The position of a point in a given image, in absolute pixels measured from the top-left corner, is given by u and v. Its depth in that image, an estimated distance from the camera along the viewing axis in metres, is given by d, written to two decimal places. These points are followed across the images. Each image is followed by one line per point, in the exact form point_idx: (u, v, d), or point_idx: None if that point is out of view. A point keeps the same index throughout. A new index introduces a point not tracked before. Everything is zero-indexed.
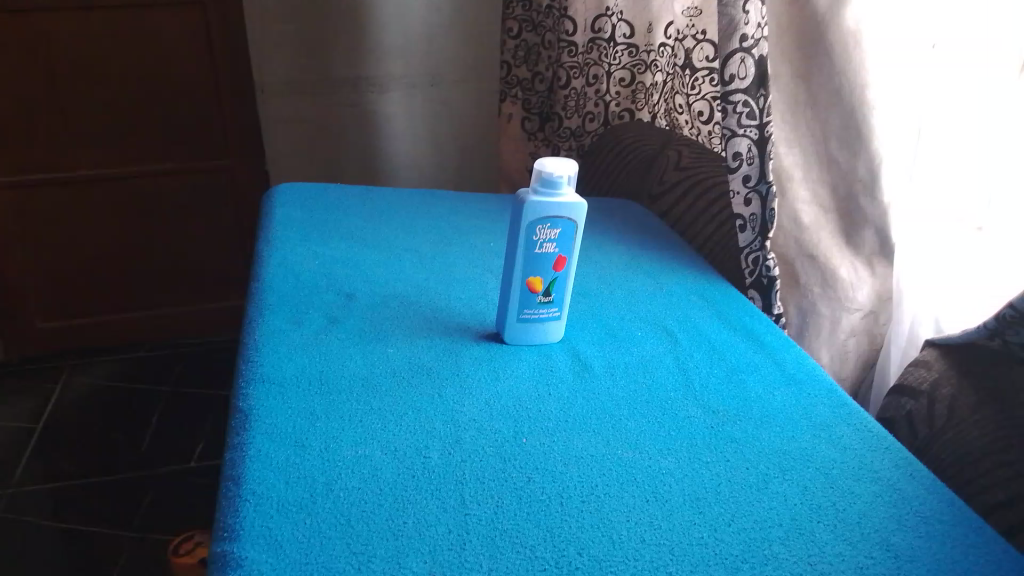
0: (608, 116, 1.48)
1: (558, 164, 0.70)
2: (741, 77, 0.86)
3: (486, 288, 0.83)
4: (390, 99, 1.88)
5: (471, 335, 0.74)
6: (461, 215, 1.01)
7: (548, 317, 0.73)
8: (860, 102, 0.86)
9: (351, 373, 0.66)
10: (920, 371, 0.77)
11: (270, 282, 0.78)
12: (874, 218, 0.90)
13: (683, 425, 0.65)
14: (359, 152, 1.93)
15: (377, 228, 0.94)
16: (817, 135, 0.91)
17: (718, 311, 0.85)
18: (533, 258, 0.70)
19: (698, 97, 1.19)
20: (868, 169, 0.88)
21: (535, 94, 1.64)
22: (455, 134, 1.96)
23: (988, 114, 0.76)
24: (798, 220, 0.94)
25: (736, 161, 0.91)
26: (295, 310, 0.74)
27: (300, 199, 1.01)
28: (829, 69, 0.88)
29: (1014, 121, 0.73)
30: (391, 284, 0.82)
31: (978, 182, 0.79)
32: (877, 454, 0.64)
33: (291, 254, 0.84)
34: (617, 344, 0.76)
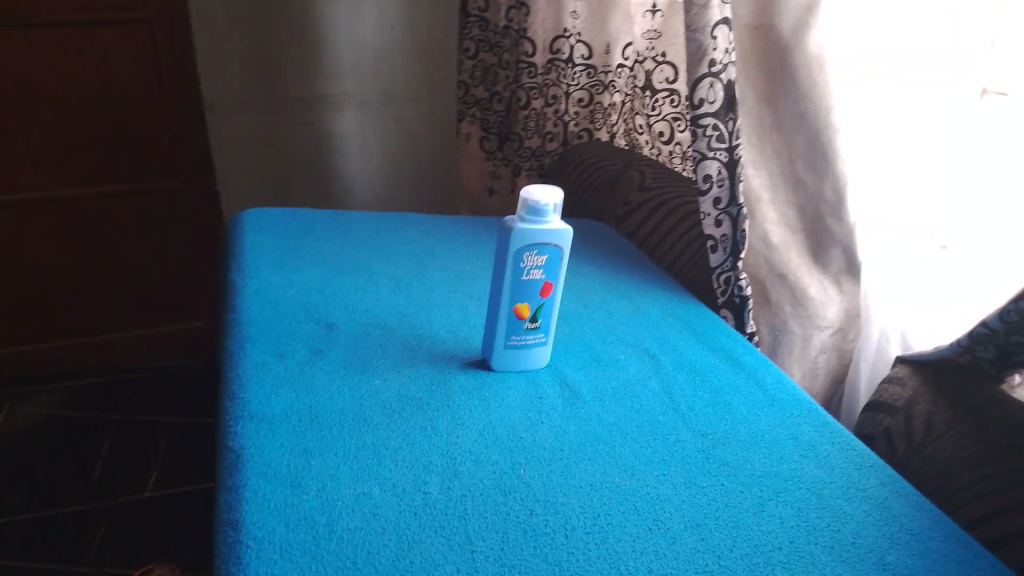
0: (567, 136, 1.51)
1: (543, 191, 0.69)
2: (711, 101, 0.88)
3: (467, 312, 0.82)
4: (344, 117, 1.88)
5: (456, 363, 0.74)
6: (434, 239, 1.01)
7: (535, 342, 0.73)
8: (826, 124, 0.88)
9: (341, 408, 0.65)
10: (895, 388, 0.80)
11: (248, 313, 0.76)
12: (841, 237, 0.93)
13: (675, 449, 0.66)
14: (313, 169, 1.91)
15: (350, 254, 0.93)
16: (783, 158, 0.92)
17: (695, 331, 0.86)
18: (521, 286, 0.70)
19: (658, 118, 1.21)
20: (834, 190, 0.91)
21: (493, 113, 1.64)
22: (409, 152, 1.97)
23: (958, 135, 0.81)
24: (769, 240, 0.94)
25: (707, 184, 0.92)
26: (278, 342, 0.72)
27: (268, 224, 0.99)
28: (796, 93, 0.89)
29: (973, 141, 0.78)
30: (371, 312, 0.80)
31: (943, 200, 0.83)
32: (864, 473, 0.66)
33: (267, 283, 0.83)
34: (602, 369, 0.77)
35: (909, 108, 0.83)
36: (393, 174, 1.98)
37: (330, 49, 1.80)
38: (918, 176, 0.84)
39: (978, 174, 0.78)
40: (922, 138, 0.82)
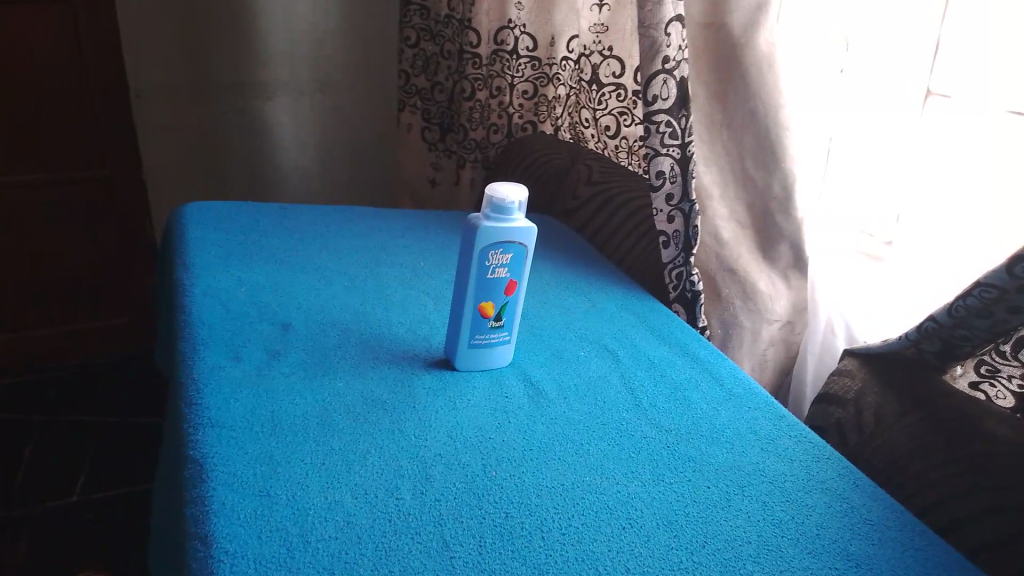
0: (511, 128, 1.48)
1: (509, 189, 0.69)
2: (664, 98, 0.89)
3: (426, 310, 0.81)
4: (278, 105, 1.82)
5: (419, 363, 0.72)
6: (388, 234, 0.99)
7: (498, 341, 0.73)
8: (774, 122, 0.89)
9: (304, 413, 0.63)
10: (845, 380, 0.82)
11: (199, 314, 0.74)
12: (789, 233, 0.93)
13: (642, 446, 0.66)
14: (245, 159, 1.84)
15: (300, 250, 0.91)
16: (733, 155, 0.93)
17: (651, 326, 0.87)
18: (486, 283, 0.69)
19: (605, 111, 1.21)
20: (783, 187, 0.92)
21: (435, 104, 1.62)
22: (344, 141, 1.93)
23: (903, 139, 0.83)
24: (719, 236, 0.95)
25: (659, 180, 0.92)
26: (232, 344, 0.70)
27: (212, 219, 0.96)
28: (744, 91, 0.90)
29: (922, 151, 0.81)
30: (326, 310, 0.78)
31: (883, 202, 0.87)
32: (822, 466, 0.68)
33: (216, 282, 0.80)
34: (564, 366, 0.76)
35: (864, 108, 0.86)
36: (329, 164, 1.94)
37: (263, 34, 1.74)
38: (866, 168, 0.87)
39: (922, 175, 0.81)
40: (885, 139, 0.85)
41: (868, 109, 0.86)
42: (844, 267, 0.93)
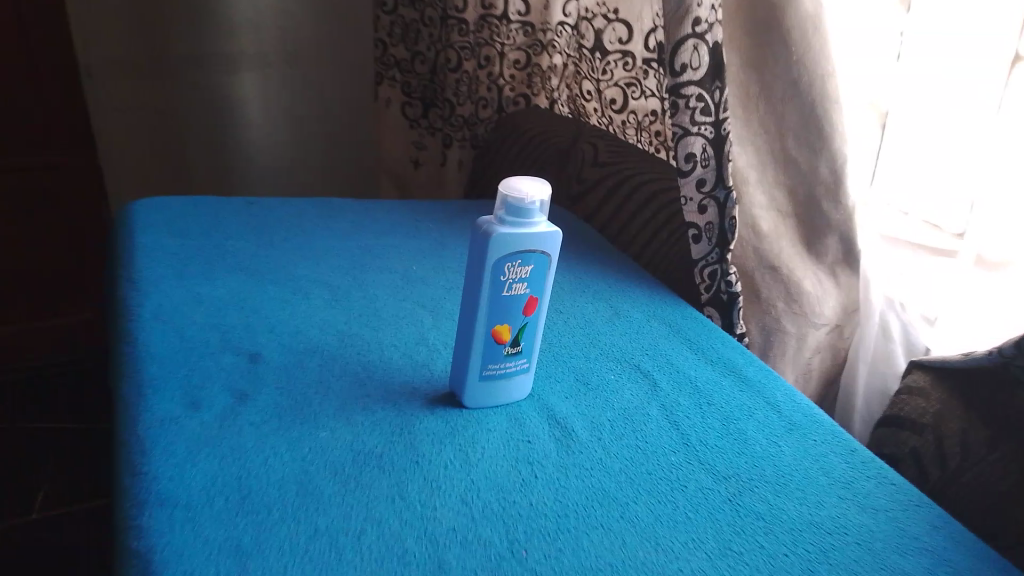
0: (502, 102, 1.34)
1: (529, 185, 0.56)
2: (694, 68, 0.76)
3: (424, 329, 0.68)
4: (243, 81, 1.66)
5: (418, 400, 0.59)
6: (369, 235, 0.86)
7: (516, 370, 0.59)
8: (824, 95, 0.77)
9: (280, 478, 0.49)
10: (918, 402, 0.70)
11: (148, 348, 0.60)
12: (838, 223, 0.82)
13: (698, 502, 0.54)
14: (210, 139, 1.68)
15: (271, 255, 0.78)
16: (771, 131, 0.81)
17: (686, 338, 0.74)
18: (500, 303, 0.56)
19: (610, 83, 1.08)
20: (831, 169, 0.80)
21: (416, 77, 1.47)
22: (318, 118, 1.77)
23: (979, 133, 0.70)
24: (757, 228, 0.82)
25: (688, 164, 0.80)
26: (189, 386, 0.56)
27: (165, 220, 0.82)
28: (785, 57, 0.77)
29: (1008, 138, 0.67)
30: (303, 334, 0.65)
31: (941, 193, 0.75)
32: (911, 517, 0.56)
33: (169, 303, 0.66)
34: (593, 395, 0.63)
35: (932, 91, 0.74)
36: (301, 142, 1.78)
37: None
38: (926, 146, 0.76)
39: (996, 167, 0.68)
40: (955, 129, 0.73)
41: (938, 95, 0.73)
42: (888, 262, 0.82)
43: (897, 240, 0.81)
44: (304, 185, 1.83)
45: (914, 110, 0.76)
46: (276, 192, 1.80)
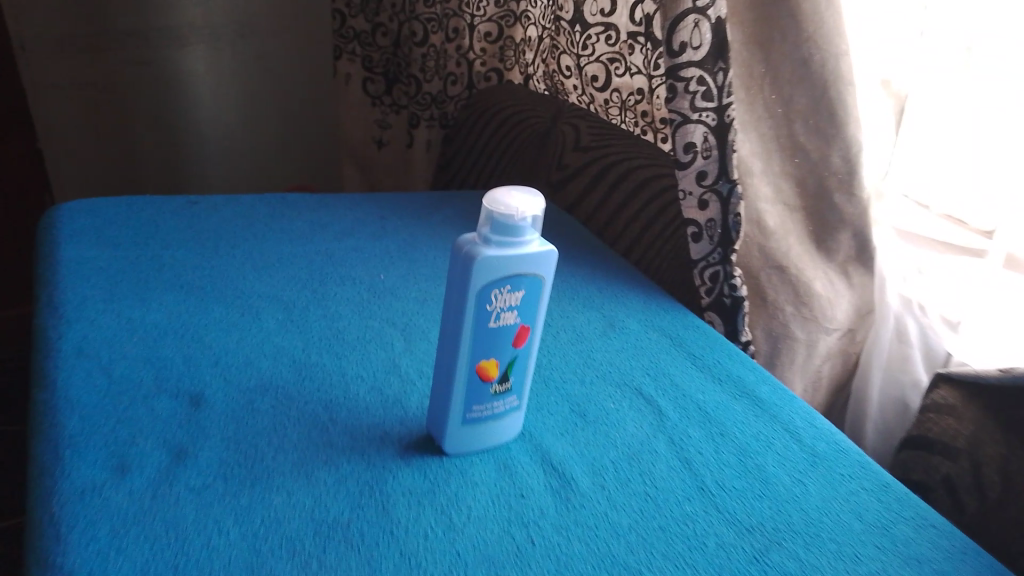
0: (472, 77, 1.28)
1: (520, 198, 0.47)
2: (694, 47, 0.68)
3: (394, 355, 0.60)
4: (192, 55, 1.51)
5: (390, 447, 0.50)
6: (332, 235, 0.78)
7: (505, 410, 0.51)
8: (837, 77, 0.69)
9: (221, 563, 0.40)
10: (948, 421, 0.63)
11: (69, 395, 0.51)
12: (854, 219, 0.74)
13: (721, 564, 0.45)
14: (157, 120, 1.53)
15: (221, 268, 0.69)
16: (777, 116, 0.73)
17: (691, 353, 0.66)
18: (487, 336, 0.48)
19: (591, 58, 0.98)
20: (843, 158, 0.72)
21: (377, 50, 1.35)
22: (275, 95, 1.62)
23: None
24: (763, 223, 0.74)
25: (688, 155, 0.72)
26: (116, 445, 0.47)
27: (96, 227, 0.72)
28: (795, 34, 0.69)
29: None
30: (254, 368, 0.56)
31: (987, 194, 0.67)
32: (962, 568, 0.48)
33: (97, 333, 0.57)
34: (593, 430, 0.55)
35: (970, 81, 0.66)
36: (256, 123, 1.63)
37: None
38: (942, 125, 0.69)
39: None
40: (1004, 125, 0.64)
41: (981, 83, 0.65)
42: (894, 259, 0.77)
43: (911, 235, 0.75)
44: (262, 171, 1.68)
45: (935, 88, 0.68)
46: (233, 181, 1.67)
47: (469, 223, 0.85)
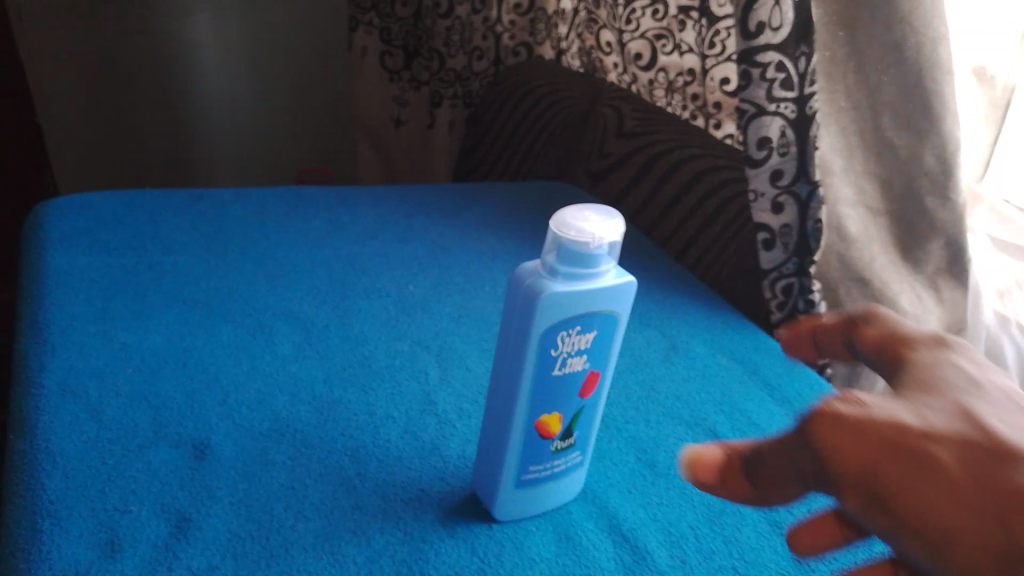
0: (499, 52, 1.20)
1: (595, 221, 0.38)
2: (774, 28, 0.57)
3: (428, 387, 0.52)
4: (196, 25, 1.38)
5: (429, 511, 0.42)
6: (353, 237, 0.69)
7: (567, 468, 0.43)
8: (931, 64, 0.59)
9: None
10: None
11: (49, 447, 0.43)
12: (946, 226, 0.64)
13: None
14: (160, 94, 1.41)
15: (231, 279, 0.61)
16: (863, 108, 0.62)
17: (767, 383, 0.57)
18: (550, 387, 0.40)
19: (636, 34, 0.88)
20: (937, 158, 0.62)
21: (397, 20, 1.22)
22: (283, 67, 1.50)
23: None
24: (843, 230, 0.64)
25: (761, 152, 0.62)
26: (105, 514, 0.39)
27: (89, 230, 0.64)
28: (886, 14, 0.58)
29: None
30: (269, 408, 0.48)
31: None
32: None
33: (86, 364, 0.49)
34: (666, 487, 0.47)
35: None
36: (266, 97, 1.52)
37: None
38: None
39: None
40: None
41: None
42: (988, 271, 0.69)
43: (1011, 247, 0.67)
44: (273, 151, 1.58)
45: None
46: (240, 164, 1.55)
47: (502, 220, 0.76)
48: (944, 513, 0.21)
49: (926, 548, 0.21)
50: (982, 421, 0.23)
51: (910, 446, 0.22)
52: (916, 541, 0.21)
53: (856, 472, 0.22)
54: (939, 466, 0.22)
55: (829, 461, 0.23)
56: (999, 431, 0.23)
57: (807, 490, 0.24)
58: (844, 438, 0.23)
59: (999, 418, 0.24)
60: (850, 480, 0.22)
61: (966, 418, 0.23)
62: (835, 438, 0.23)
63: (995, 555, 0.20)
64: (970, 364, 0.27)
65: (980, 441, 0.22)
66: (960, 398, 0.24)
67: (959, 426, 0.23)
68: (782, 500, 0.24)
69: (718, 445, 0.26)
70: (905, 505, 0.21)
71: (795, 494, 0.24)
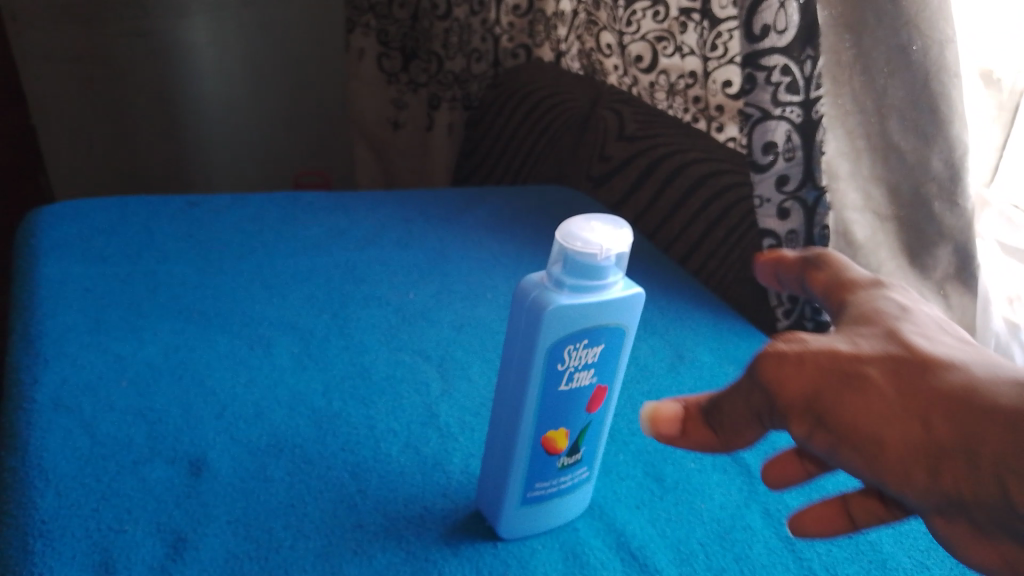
0: (498, 55, 1.17)
1: (601, 231, 0.37)
2: (779, 31, 0.57)
3: (430, 399, 0.51)
4: (192, 26, 1.36)
5: (432, 530, 0.41)
6: (351, 243, 0.68)
7: (574, 484, 0.42)
8: (937, 67, 0.57)
9: None
10: None
11: (41, 463, 0.41)
12: (954, 232, 0.63)
13: None
14: (156, 96, 1.39)
15: (228, 288, 0.59)
16: (868, 111, 0.60)
17: None
18: (558, 404, 0.39)
19: (636, 36, 0.87)
20: (944, 162, 0.60)
21: (394, 23, 1.21)
22: (279, 68, 1.49)
23: None
24: (850, 236, 0.64)
25: (767, 157, 0.62)
26: (100, 534, 0.38)
27: (83, 237, 0.63)
28: (892, 17, 0.56)
29: None
30: (267, 422, 0.47)
31: None
32: None
33: (79, 377, 0.48)
34: (675, 502, 0.46)
35: None
36: (264, 96, 1.50)
37: None
38: None
39: None
40: None
41: None
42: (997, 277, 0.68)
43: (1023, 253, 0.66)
44: (270, 154, 1.57)
45: None
46: (237, 166, 1.54)
47: (503, 225, 0.75)
48: (876, 424, 0.25)
49: (862, 456, 0.26)
50: (906, 341, 0.28)
51: (844, 369, 0.27)
52: (856, 447, 0.26)
53: (801, 398, 0.27)
54: (870, 383, 0.26)
55: (776, 394, 0.27)
56: (919, 347, 0.27)
57: (766, 429, 0.29)
58: (787, 370, 0.27)
59: (922, 337, 0.28)
60: (797, 406, 0.27)
61: (893, 346, 0.28)
62: (781, 372, 0.27)
63: (920, 450, 0.24)
64: (898, 298, 0.31)
65: (905, 356, 0.27)
66: (893, 325, 0.29)
67: (887, 347, 0.28)
68: (746, 441, 0.29)
69: (679, 402, 0.31)
70: (844, 419, 0.26)
71: (754, 434, 0.29)
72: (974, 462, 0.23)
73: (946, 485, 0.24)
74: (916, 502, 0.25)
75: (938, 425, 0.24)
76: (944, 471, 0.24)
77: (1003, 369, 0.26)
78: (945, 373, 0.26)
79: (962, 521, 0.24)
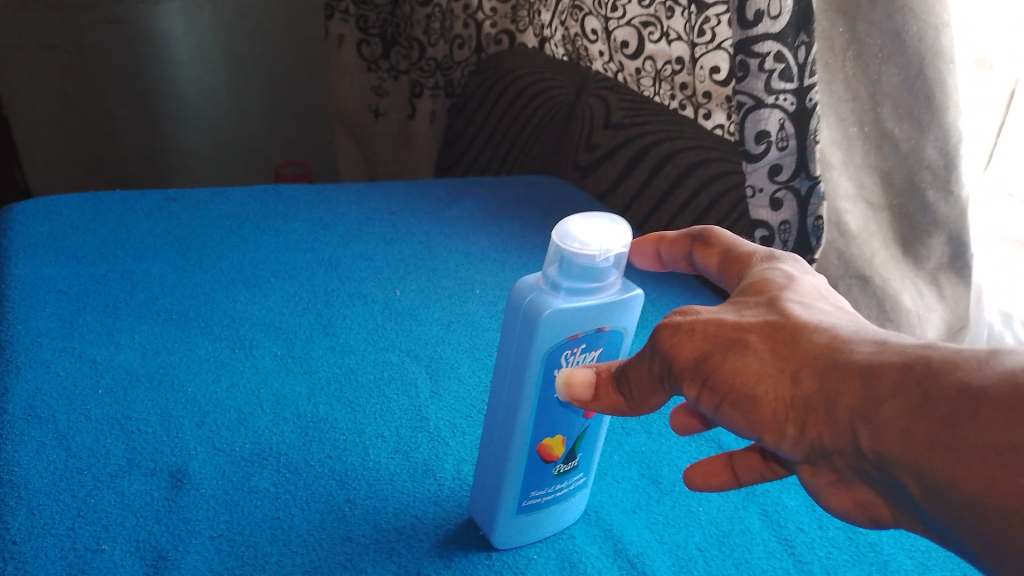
0: (481, 40, 1.15)
1: (593, 228, 0.36)
2: (773, 16, 0.54)
3: (419, 402, 0.49)
4: (168, 13, 1.33)
5: (425, 541, 0.40)
6: (336, 237, 0.67)
7: (571, 491, 0.41)
8: (934, 53, 0.56)
9: None
10: None
11: (14, 479, 0.40)
12: (948, 221, 0.62)
13: None
14: (131, 85, 1.35)
15: (209, 287, 0.58)
16: (860, 97, 0.59)
17: None
18: (554, 411, 0.37)
19: (623, 22, 0.84)
20: (940, 150, 0.59)
21: (374, 8, 1.18)
22: (257, 57, 1.43)
23: None
24: (843, 225, 0.62)
25: (760, 146, 0.60)
26: (76, 554, 0.36)
27: (56, 236, 0.61)
28: (887, 2, 0.54)
29: None
30: (252, 429, 0.45)
31: None
32: None
33: (53, 386, 0.46)
34: (672, 506, 0.45)
35: None
36: (243, 90, 1.45)
37: None
38: None
39: None
40: None
41: None
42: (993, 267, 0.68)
43: None
44: (254, 150, 1.51)
45: None
46: (217, 159, 1.49)
47: (490, 217, 0.74)
48: (752, 382, 0.26)
49: (743, 417, 0.26)
50: (786, 309, 0.28)
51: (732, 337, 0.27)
52: (734, 408, 0.27)
53: (692, 362, 0.27)
54: (750, 347, 0.27)
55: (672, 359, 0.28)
56: (796, 313, 0.27)
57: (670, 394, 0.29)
58: (680, 340, 0.28)
59: (801, 307, 0.28)
60: (688, 370, 0.28)
61: (774, 315, 0.27)
62: (677, 339, 0.28)
63: (789, 406, 0.25)
64: (786, 268, 0.30)
65: (782, 322, 0.27)
66: (775, 295, 0.29)
67: (769, 315, 0.27)
68: (651, 405, 0.30)
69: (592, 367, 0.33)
70: (725, 382, 0.27)
71: (661, 400, 0.30)
72: (834, 417, 0.24)
73: (812, 437, 0.25)
74: (788, 454, 0.26)
75: (804, 382, 0.25)
76: (810, 425, 0.25)
77: (874, 330, 0.26)
78: (814, 333, 0.26)
79: (827, 470, 0.26)
